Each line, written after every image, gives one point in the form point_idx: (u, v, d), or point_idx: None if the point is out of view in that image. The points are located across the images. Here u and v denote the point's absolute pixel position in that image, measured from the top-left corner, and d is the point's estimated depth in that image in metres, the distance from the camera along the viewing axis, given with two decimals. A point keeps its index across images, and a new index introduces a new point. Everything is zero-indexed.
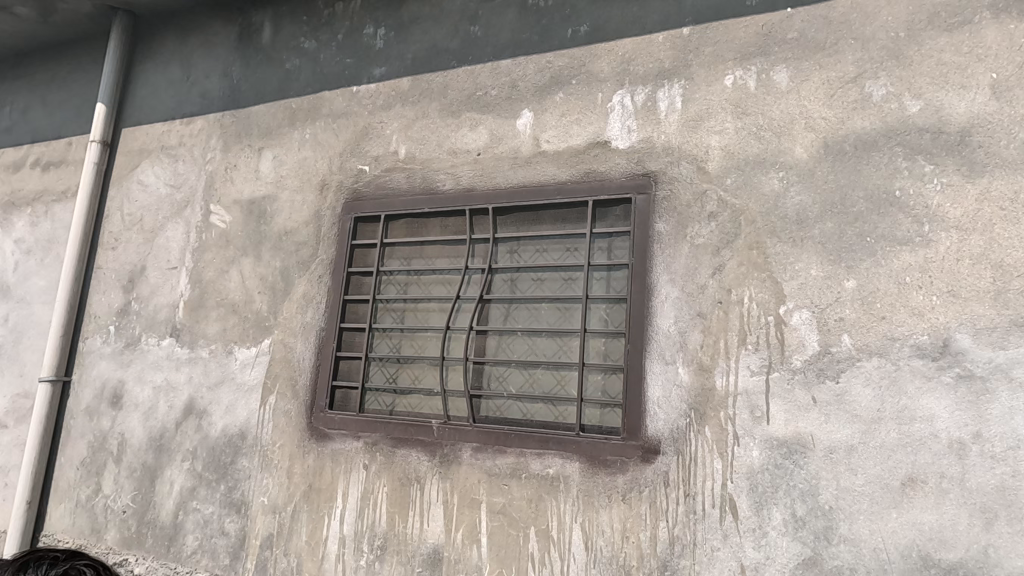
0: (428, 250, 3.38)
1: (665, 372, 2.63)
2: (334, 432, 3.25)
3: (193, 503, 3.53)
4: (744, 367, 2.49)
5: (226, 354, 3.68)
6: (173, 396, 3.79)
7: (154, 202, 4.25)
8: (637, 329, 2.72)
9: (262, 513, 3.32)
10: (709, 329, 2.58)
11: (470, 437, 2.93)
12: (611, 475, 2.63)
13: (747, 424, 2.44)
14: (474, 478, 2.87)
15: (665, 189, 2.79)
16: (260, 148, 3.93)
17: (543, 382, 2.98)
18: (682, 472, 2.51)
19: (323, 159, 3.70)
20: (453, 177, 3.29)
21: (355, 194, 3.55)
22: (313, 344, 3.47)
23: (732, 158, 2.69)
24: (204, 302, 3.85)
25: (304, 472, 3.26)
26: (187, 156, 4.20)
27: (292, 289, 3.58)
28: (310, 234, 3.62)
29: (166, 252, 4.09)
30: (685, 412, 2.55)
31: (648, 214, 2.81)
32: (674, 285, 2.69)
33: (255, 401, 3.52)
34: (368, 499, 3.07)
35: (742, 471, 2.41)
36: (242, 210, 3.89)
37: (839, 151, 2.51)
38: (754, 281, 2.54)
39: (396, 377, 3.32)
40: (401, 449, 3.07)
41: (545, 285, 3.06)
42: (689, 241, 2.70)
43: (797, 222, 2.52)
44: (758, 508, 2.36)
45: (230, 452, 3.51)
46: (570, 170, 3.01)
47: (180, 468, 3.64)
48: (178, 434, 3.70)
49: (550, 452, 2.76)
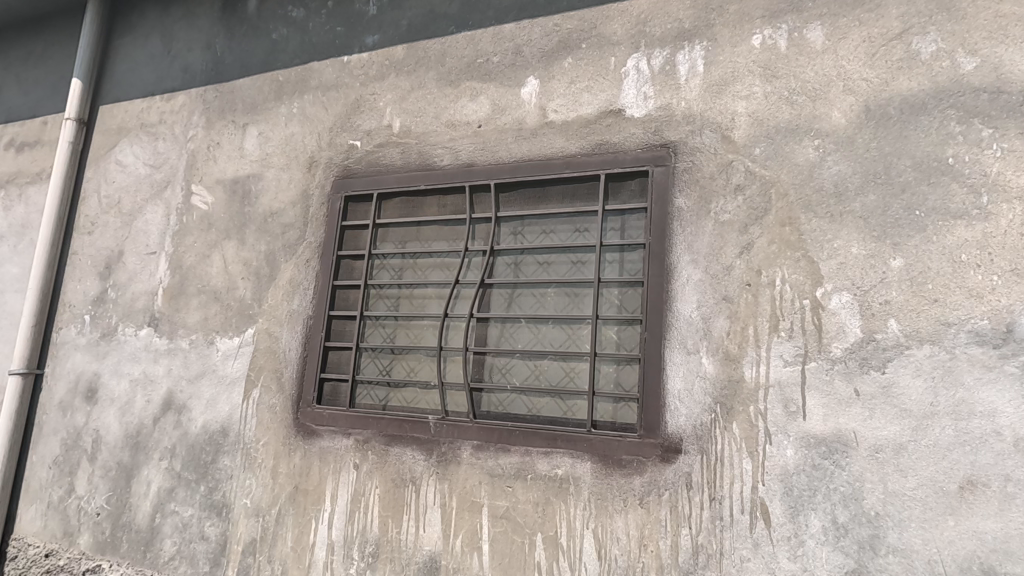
0: (425, 231, 3.12)
1: (686, 363, 2.37)
2: (323, 428, 2.99)
3: (171, 506, 3.28)
4: (776, 356, 2.23)
5: (208, 344, 3.42)
6: (151, 390, 3.53)
7: (132, 183, 3.98)
8: (655, 315, 2.46)
9: (245, 516, 3.06)
10: (736, 315, 2.32)
11: (470, 435, 2.67)
12: (626, 476, 2.37)
13: (780, 420, 2.18)
14: (475, 479, 2.61)
15: (686, 162, 2.53)
16: (244, 124, 3.67)
17: (550, 373, 2.72)
18: (707, 473, 2.25)
19: (312, 135, 3.43)
20: (452, 152, 3.03)
21: (346, 172, 3.29)
22: (300, 334, 3.21)
23: (761, 126, 2.43)
24: (184, 289, 3.58)
25: (289, 472, 3.00)
26: (167, 134, 3.93)
27: (278, 274, 3.32)
28: (297, 215, 3.36)
29: (145, 236, 3.83)
30: (710, 407, 2.29)
31: (666, 189, 2.55)
32: (696, 266, 2.43)
33: (238, 395, 3.26)
34: (359, 501, 2.81)
35: (775, 473, 2.16)
36: (225, 191, 3.62)
37: (883, 115, 2.25)
38: (787, 261, 2.28)
39: (389, 369, 3.06)
40: (395, 447, 2.81)
41: (553, 268, 2.81)
42: (713, 218, 2.44)
43: (835, 194, 2.26)
44: (794, 514, 2.11)
45: (210, 450, 3.25)
46: (581, 142, 2.75)
47: (157, 468, 3.38)
48: (155, 431, 3.44)
49: (559, 451, 2.50)
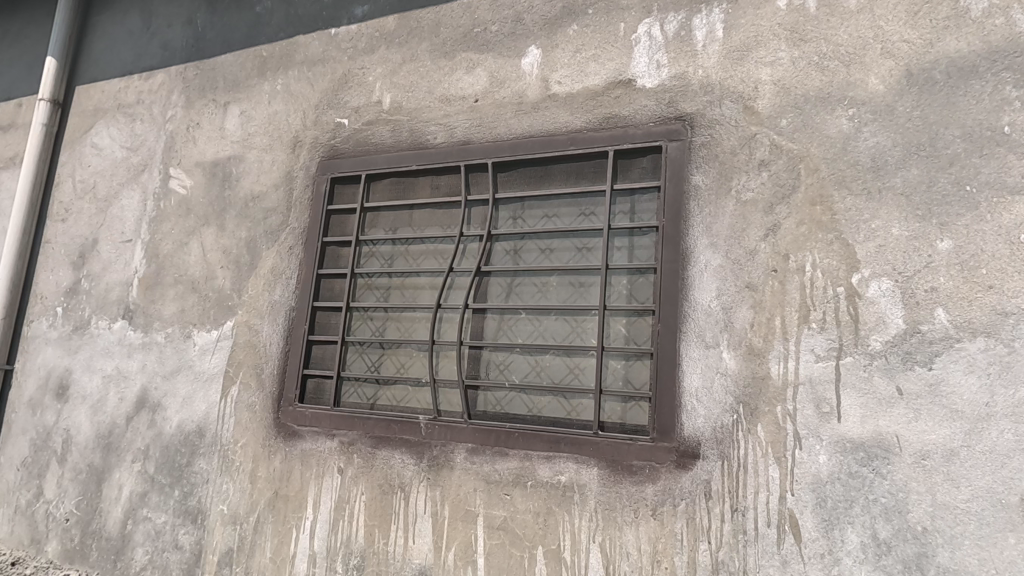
0: (417, 216, 2.87)
1: (705, 359, 2.13)
2: (305, 429, 2.76)
3: (144, 512, 3.04)
4: (807, 351, 1.99)
5: (184, 338, 3.18)
6: (124, 387, 3.29)
7: (108, 167, 3.73)
8: (670, 306, 2.22)
9: (222, 524, 2.82)
10: (760, 305, 2.08)
11: (465, 437, 2.44)
12: (637, 484, 2.13)
13: (811, 422, 1.94)
14: (469, 486, 2.37)
15: (704, 136, 2.29)
16: (226, 103, 3.43)
17: (552, 369, 2.48)
18: (728, 482, 2.01)
19: (297, 114, 3.19)
20: (446, 129, 2.79)
21: (333, 153, 3.05)
22: (281, 327, 2.97)
23: (788, 95, 2.18)
24: (161, 279, 3.35)
25: (269, 476, 2.76)
26: (145, 115, 3.69)
27: (259, 263, 3.08)
28: (280, 199, 3.12)
29: (120, 223, 3.59)
30: (732, 407, 2.05)
31: (682, 165, 2.31)
32: (715, 250, 2.19)
33: (215, 393, 3.02)
34: (343, 509, 2.57)
35: (805, 481, 1.91)
36: (204, 174, 3.38)
37: (927, 80, 2.00)
38: (818, 244, 2.04)
39: (378, 366, 2.82)
40: (382, 450, 2.57)
41: (555, 255, 2.56)
42: (734, 197, 2.19)
43: (872, 169, 2.02)
44: (829, 529, 1.86)
45: (186, 451, 3.02)
46: (587, 116, 2.50)
47: (130, 471, 3.14)
48: (128, 431, 3.21)
49: (562, 456, 2.26)
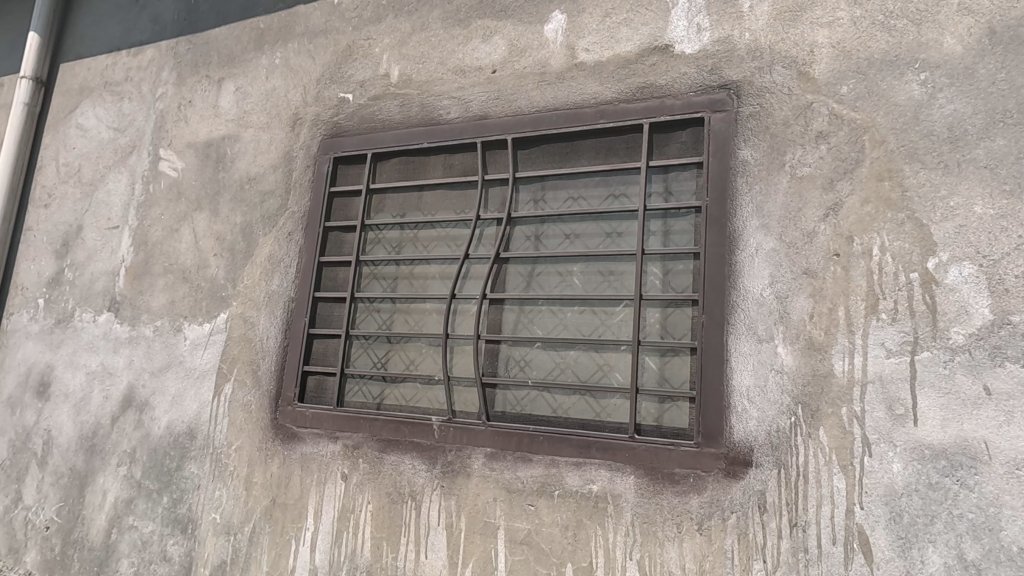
0: (427, 198, 2.63)
1: (757, 354, 1.89)
2: (305, 431, 2.52)
3: (130, 520, 2.79)
4: (877, 345, 1.75)
5: (174, 332, 2.94)
6: (109, 384, 3.04)
7: (94, 148, 3.48)
8: (715, 294, 1.99)
9: (214, 535, 2.58)
10: (821, 294, 1.85)
11: (483, 441, 2.20)
12: (680, 495, 1.90)
13: (883, 425, 1.71)
14: (489, 495, 2.13)
15: (752, 106, 2.05)
16: (220, 79, 3.19)
17: (580, 366, 2.24)
18: (786, 493, 1.78)
19: (297, 89, 2.95)
20: (460, 102, 2.55)
21: (336, 130, 2.81)
22: (279, 320, 2.73)
23: (849, 59, 1.94)
24: (150, 268, 3.10)
25: (266, 483, 2.52)
26: (134, 93, 3.44)
27: (256, 250, 2.84)
28: (279, 181, 2.88)
29: (106, 208, 3.34)
30: (789, 409, 1.82)
31: (727, 138, 2.07)
32: (768, 232, 1.95)
33: (207, 391, 2.78)
34: (347, 520, 2.33)
35: (877, 493, 1.68)
36: (196, 155, 3.14)
37: (1013, 39, 1.76)
38: (886, 224, 1.80)
39: (385, 362, 2.59)
40: (391, 454, 2.34)
41: (581, 240, 2.33)
42: (788, 173, 1.96)
43: (949, 139, 1.78)
44: (906, 548, 1.63)
45: (176, 454, 2.78)
46: (618, 86, 2.27)
47: (115, 476, 2.89)
48: (113, 432, 2.96)
49: (593, 462, 2.03)
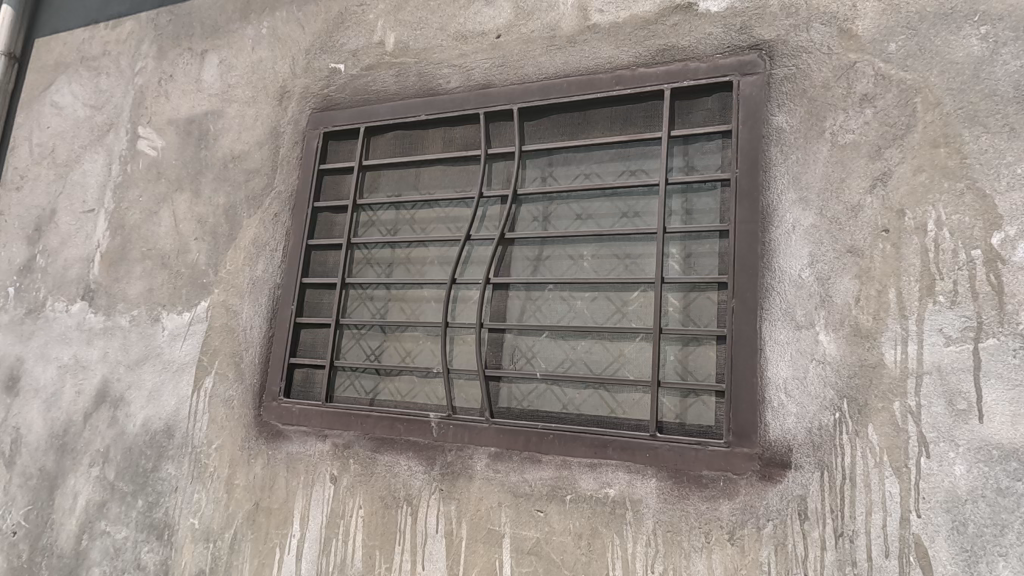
0: (425, 176, 2.43)
1: (796, 342, 1.69)
2: (292, 429, 2.32)
3: (102, 525, 2.58)
4: (935, 331, 1.54)
5: (152, 322, 2.73)
6: (83, 378, 2.82)
7: (68, 127, 3.25)
8: (746, 276, 1.79)
9: (192, 542, 2.37)
10: (868, 275, 1.64)
11: (487, 440, 2.01)
12: (707, 500, 1.70)
13: (942, 422, 1.50)
14: (493, 499, 1.93)
15: (787, 67, 1.85)
16: (203, 51, 2.97)
17: (593, 357, 2.03)
18: (830, 499, 1.57)
19: (285, 60, 2.74)
20: (461, 70, 2.34)
21: (327, 103, 2.60)
22: (264, 308, 2.52)
23: (898, 12, 1.74)
24: (127, 254, 2.89)
25: (248, 485, 2.31)
26: (111, 68, 3.22)
27: (239, 232, 2.63)
28: (264, 158, 2.66)
29: (81, 190, 3.11)
30: (832, 404, 1.62)
31: (759, 104, 1.86)
32: (806, 207, 1.75)
33: (186, 385, 2.57)
34: (336, 526, 2.12)
35: (937, 499, 1.47)
36: (177, 133, 2.92)
37: None
38: (943, 196, 1.59)
39: (379, 353, 2.38)
40: (385, 454, 2.14)
41: (594, 220, 2.12)
42: (829, 140, 1.75)
43: (1015, 100, 1.57)
44: (972, 562, 1.42)
45: (152, 454, 2.56)
46: (635, 49, 2.06)
47: (87, 478, 2.67)
48: (86, 430, 2.74)
49: (610, 464, 1.83)
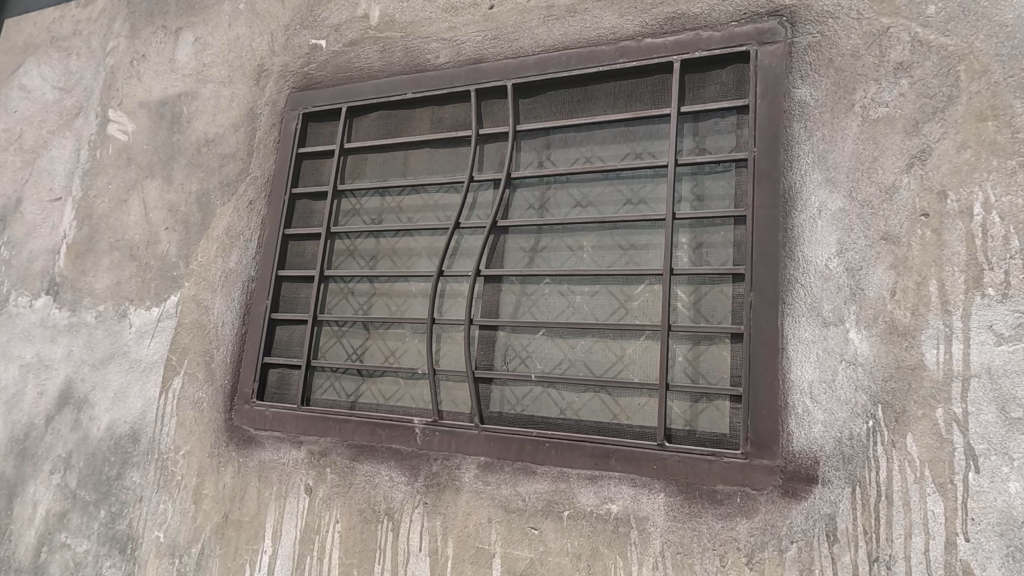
0: (412, 159, 2.24)
1: (823, 340, 1.50)
2: (266, 434, 2.13)
3: (62, 537, 2.38)
4: (985, 328, 1.35)
5: (119, 318, 2.53)
6: (45, 378, 2.62)
7: (35, 110, 3.05)
8: (766, 267, 1.60)
9: (156, 557, 2.18)
10: (905, 265, 1.45)
11: (477, 448, 1.83)
12: (723, 519, 1.51)
13: (993, 432, 1.31)
14: (482, 514, 1.73)
15: (811, 35, 1.66)
16: (177, 29, 2.78)
17: (594, 356, 1.84)
18: (864, 519, 1.38)
19: (263, 36, 2.55)
20: (451, 44, 2.15)
21: (308, 82, 2.42)
22: (238, 303, 2.34)
23: None
24: (94, 245, 2.69)
25: (217, 496, 2.12)
26: (82, 48, 3.03)
27: (212, 221, 2.44)
28: (240, 141, 2.48)
29: (48, 177, 2.91)
30: (866, 410, 1.43)
31: (780, 75, 1.68)
32: (834, 189, 1.56)
33: (153, 386, 2.37)
34: (311, 542, 1.92)
35: (988, 521, 1.28)
36: (149, 116, 2.73)
37: None
38: (992, 174, 1.40)
39: (361, 352, 2.19)
40: (365, 463, 1.95)
41: (595, 205, 1.93)
42: (859, 114, 1.57)
43: None
44: None
45: (116, 460, 2.36)
46: (641, 18, 1.88)
47: (47, 486, 2.48)
48: (48, 434, 2.55)
49: (612, 476, 1.64)
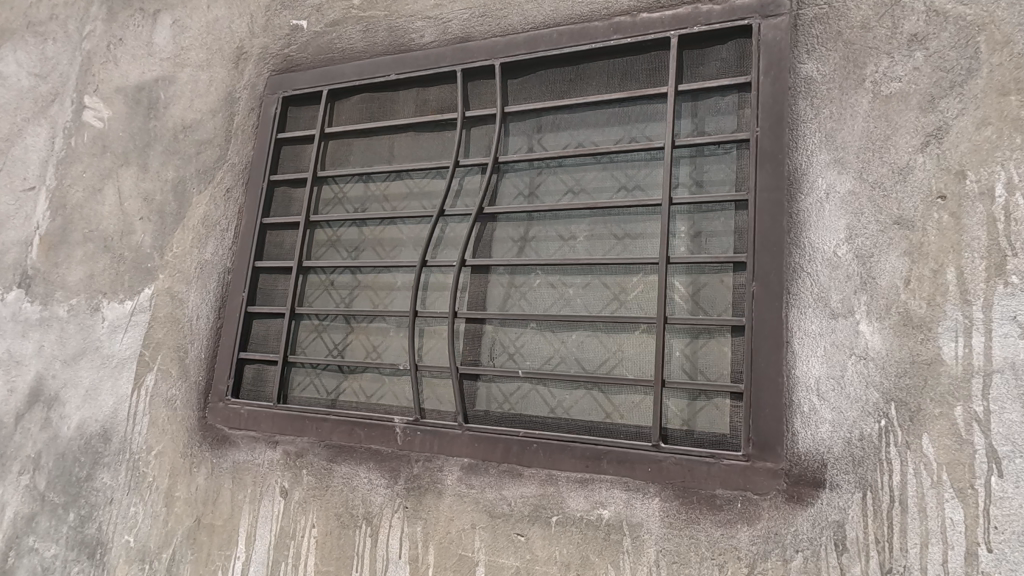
0: (395, 144, 2.13)
1: (831, 333, 1.39)
2: (241, 434, 2.03)
3: (30, 541, 2.27)
4: (1009, 319, 1.24)
5: (92, 312, 2.42)
6: (14, 375, 2.50)
7: (8, 97, 2.89)
8: (770, 255, 1.49)
9: (126, 563, 2.07)
10: (920, 251, 1.34)
11: (462, 449, 1.72)
12: (722, 526, 1.40)
13: (1018, 432, 1.20)
14: (465, 519, 1.62)
15: (818, 7, 1.56)
16: (156, 12, 2.67)
17: (585, 351, 1.73)
18: (875, 527, 1.27)
19: (243, 17, 2.44)
20: (437, 23, 2.05)
21: (290, 65, 2.32)
22: (213, 295, 2.24)
23: None
24: (68, 236, 2.58)
25: (189, 498, 2.00)
26: (58, 32, 2.91)
27: (188, 210, 2.33)
28: (218, 126, 2.37)
29: (22, 167, 2.77)
30: (877, 409, 1.32)
31: (785, 50, 1.57)
32: (843, 170, 1.45)
33: (125, 382, 2.26)
34: (285, 548, 1.81)
35: (1013, 530, 1.17)
36: (126, 101, 2.62)
37: None
38: (1015, 152, 1.29)
39: (341, 348, 2.07)
40: (343, 465, 1.84)
41: (588, 191, 1.81)
42: (869, 90, 1.46)
43: None
44: None
45: (86, 461, 2.25)
46: None
47: (15, 488, 2.36)
48: (16, 434, 2.43)
49: (604, 480, 1.53)
